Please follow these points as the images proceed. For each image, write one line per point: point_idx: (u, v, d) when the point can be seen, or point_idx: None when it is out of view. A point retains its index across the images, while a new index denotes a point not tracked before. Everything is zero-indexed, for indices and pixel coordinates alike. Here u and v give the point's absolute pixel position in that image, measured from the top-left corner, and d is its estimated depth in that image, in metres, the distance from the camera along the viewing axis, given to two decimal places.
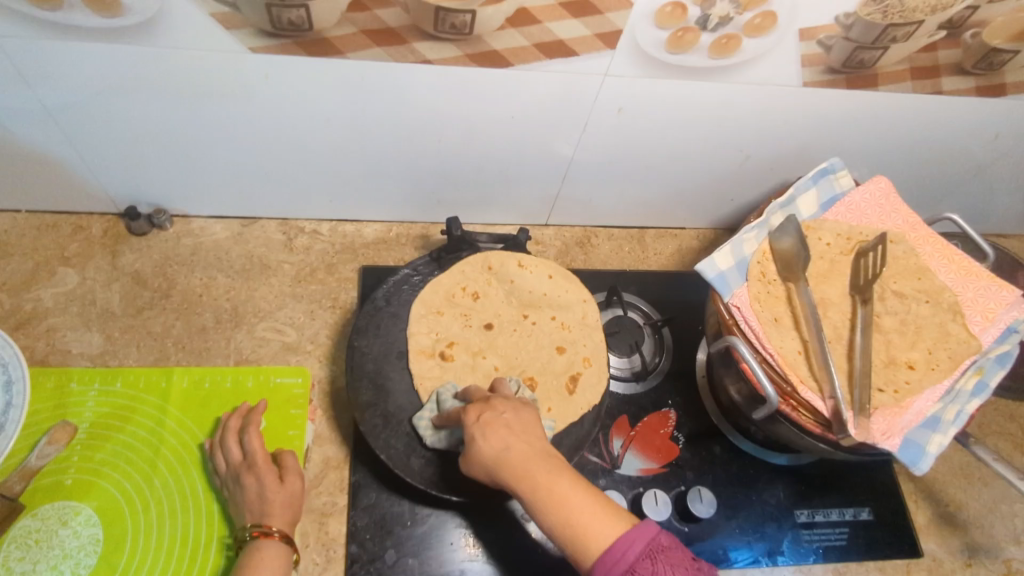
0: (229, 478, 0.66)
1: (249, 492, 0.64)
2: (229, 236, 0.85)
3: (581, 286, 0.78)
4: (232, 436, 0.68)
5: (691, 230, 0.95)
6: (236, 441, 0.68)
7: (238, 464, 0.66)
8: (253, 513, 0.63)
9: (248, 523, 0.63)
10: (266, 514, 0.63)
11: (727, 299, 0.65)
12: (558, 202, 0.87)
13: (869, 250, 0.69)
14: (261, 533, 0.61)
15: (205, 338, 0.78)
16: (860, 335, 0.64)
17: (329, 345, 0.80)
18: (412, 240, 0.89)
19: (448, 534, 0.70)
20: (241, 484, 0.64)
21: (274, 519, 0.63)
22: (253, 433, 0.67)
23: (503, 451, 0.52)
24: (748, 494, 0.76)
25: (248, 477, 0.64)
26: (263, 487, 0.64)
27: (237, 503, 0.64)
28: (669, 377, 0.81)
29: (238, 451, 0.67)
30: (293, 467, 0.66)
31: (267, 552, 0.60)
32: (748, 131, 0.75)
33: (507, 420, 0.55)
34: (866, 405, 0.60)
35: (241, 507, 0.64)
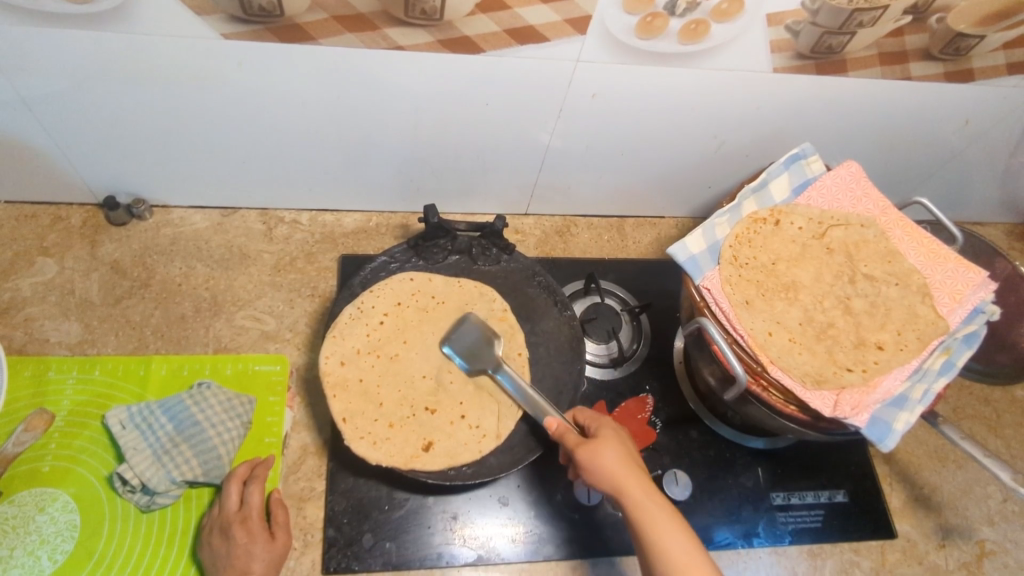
0: (218, 525, 0.64)
1: (235, 547, 0.62)
2: (209, 225, 0.85)
3: (506, 266, 0.78)
4: (235, 483, 0.66)
5: (671, 219, 0.96)
6: (239, 488, 0.66)
7: (232, 513, 0.64)
8: (235, 569, 0.62)
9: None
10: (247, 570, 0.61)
11: (698, 282, 0.66)
12: (537, 191, 0.88)
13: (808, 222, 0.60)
14: None
15: (184, 326, 0.78)
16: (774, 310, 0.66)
17: (308, 332, 0.80)
18: (392, 230, 0.89)
19: (426, 518, 0.70)
20: (230, 538, 0.63)
21: None
22: (256, 485, 0.66)
23: (602, 468, 0.57)
24: (724, 477, 0.77)
25: (239, 533, 0.63)
26: (253, 545, 0.63)
27: (217, 555, 0.63)
28: (647, 363, 0.82)
29: (236, 500, 0.65)
30: (285, 523, 0.66)
31: None
32: (723, 121, 0.76)
33: (607, 439, 0.60)
34: (756, 363, 0.62)
35: (220, 563, 0.62)
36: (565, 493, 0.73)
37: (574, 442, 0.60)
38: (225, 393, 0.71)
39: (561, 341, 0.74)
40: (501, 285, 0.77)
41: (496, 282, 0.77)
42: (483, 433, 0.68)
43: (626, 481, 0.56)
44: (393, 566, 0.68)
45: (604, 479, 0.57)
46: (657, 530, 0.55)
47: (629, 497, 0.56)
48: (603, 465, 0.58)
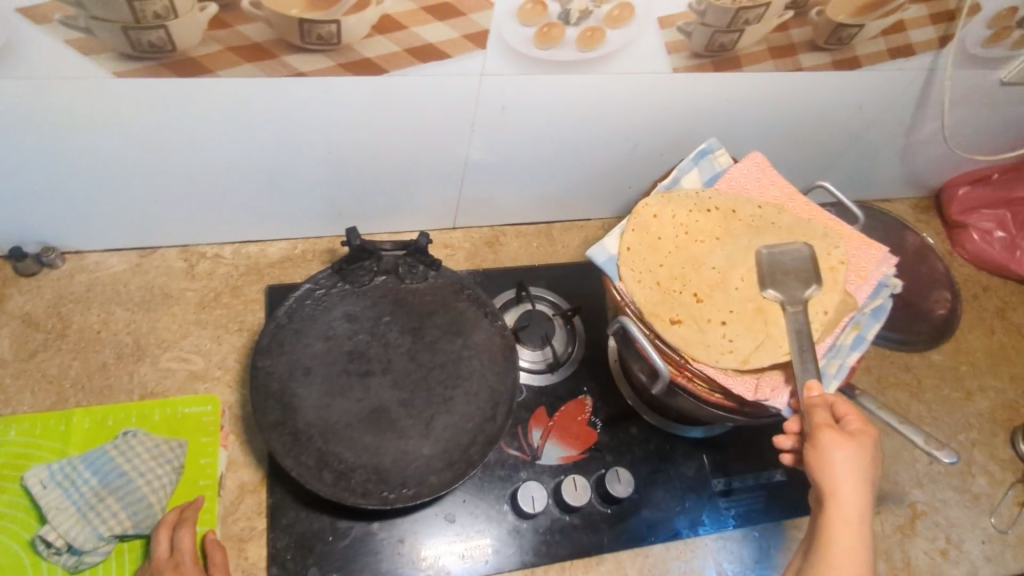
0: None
1: None
2: (127, 268, 0.82)
3: (436, 280, 0.78)
4: (164, 529, 0.63)
5: (598, 221, 0.98)
6: (168, 534, 0.63)
7: (163, 560, 0.62)
8: None
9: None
10: None
11: (616, 282, 0.68)
12: (462, 204, 0.88)
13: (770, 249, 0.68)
14: None
15: (106, 375, 0.75)
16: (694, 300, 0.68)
17: (238, 369, 0.78)
18: (319, 255, 0.88)
19: (373, 545, 0.69)
20: None
21: None
22: (186, 528, 0.63)
23: (835, 464, 0.52)
24: (667, 469, 0.78)
25: None
26: None
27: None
28: (583, 364, 0.83)
29: (167, 546, 0.63)
30: (223, 563, 0.64)
31: None
32: (633, 122, 0.78)
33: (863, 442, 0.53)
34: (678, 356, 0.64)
35: None
36: (511, 503, 0.73)
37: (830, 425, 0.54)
38: (152, 440, 0.69)
39: (494, 350, 0.75)
40: (432, 300, 0.77)
41: (426, 297, 0.77)
42: (428, 430, 0.70)
43: (844, 485, 0.51)
44: None
45: (830, 476, 0.52)
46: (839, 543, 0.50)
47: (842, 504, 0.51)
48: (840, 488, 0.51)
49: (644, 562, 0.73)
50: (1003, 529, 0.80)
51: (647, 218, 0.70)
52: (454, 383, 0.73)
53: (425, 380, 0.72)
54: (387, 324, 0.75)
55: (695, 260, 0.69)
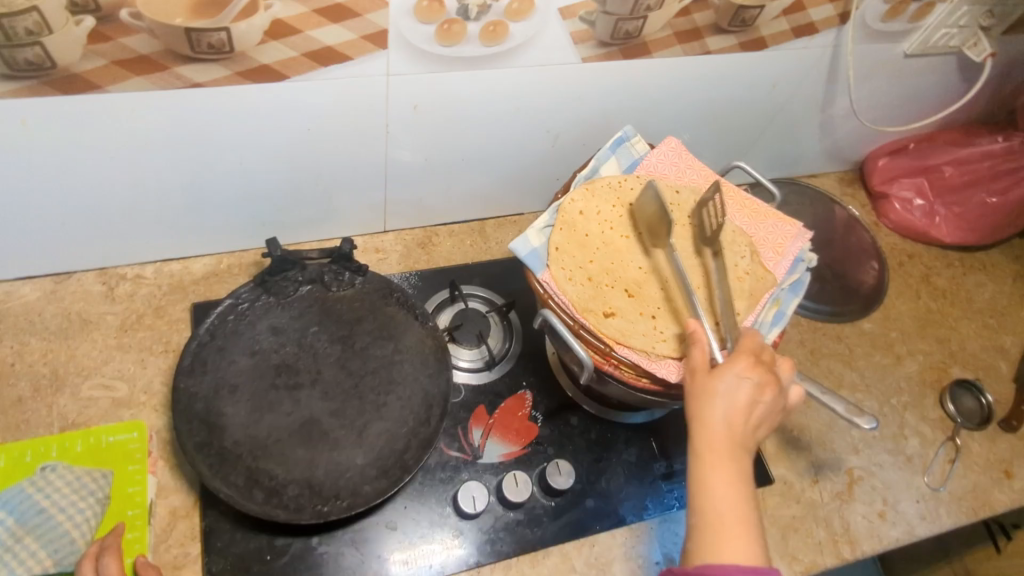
0: None
1: None
2: (41, 295, 0.79)
3: (364, 287, 0.77)
4: (88, 560, 0.60)
5: (530, 214, 0.97)
6: (93, 565, 0.61)
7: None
8: None
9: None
10: None
11: (539, 275, 0.67)
12: (389, 206, 0.87)
13: (708, 201, 0.70)
14: None
15: (23, 409, 0.72)
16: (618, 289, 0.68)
17: (164, 392, 0.76)
18: (246, 268, 0.86)
19: (312, 560, 0.68)
20: None
21: None
22: (112, 556, 0.61)
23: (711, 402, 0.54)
24: (609, 457, 0.79)
25: None
26: None
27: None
28: (521, 359, 0.83)
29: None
30: None
31: None
32: (550, 115, 0.79)
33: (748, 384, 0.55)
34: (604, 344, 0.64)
35: None
36: (453, 505, 0.73)
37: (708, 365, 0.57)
38: (74, 471, 0.67)
39: (426, 352, 0.74)
40: (362, 307, 0.76)
41: (355, 304, 0.76)
42: (360, 441, 0.68)
43: (712, 421, 0.54)
44: None
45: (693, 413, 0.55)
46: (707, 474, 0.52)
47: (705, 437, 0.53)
48: (706, 408, 0.54)
49: (591, 551, 0.73)
50: (937, 487, 0.83)
51: (574, 214, 0.71)
52: (386, 389, 0.72)
53: (356, 388, 0.71)
54: (315, 336, 0.74)
55: (621, 255, 0.71)
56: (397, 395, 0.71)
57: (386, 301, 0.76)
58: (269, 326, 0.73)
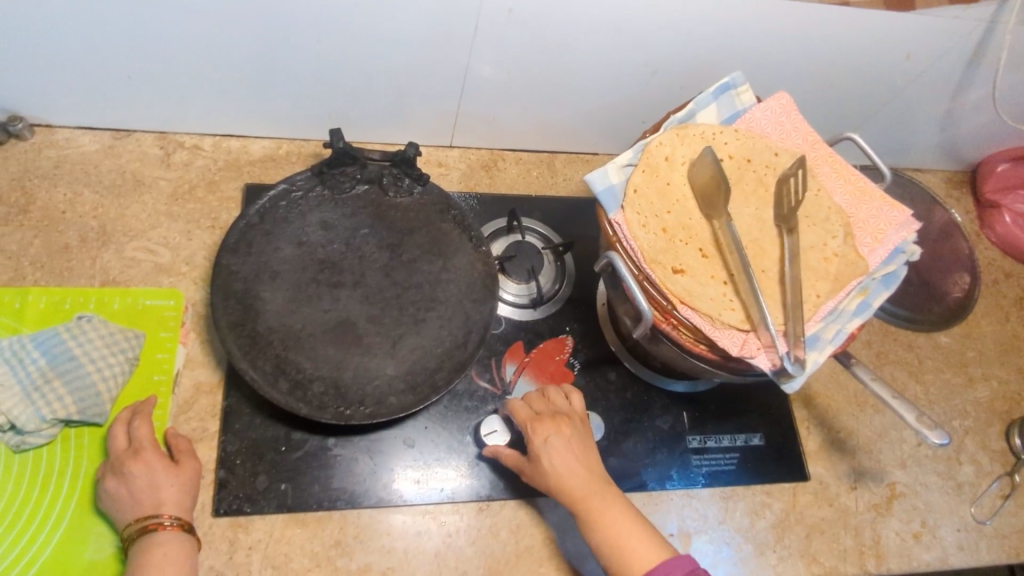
0: (110, 466, 0.60)
1: (135, 481, 0.59)
2: (99, 149, 0.78)
3: (423, 199, 0.73)
4: (120, 423, 0.62)
5: (605, 156, 0.91)
6: (126, 428, 0.62)
7: (121, 452, 0.61)
8: (142, 504, 0.59)
9: (134, 518, 0.58)
10: (159, 502, 0.59)
11: (611, 215, 0.62)
12: (460, 119, 0.82)
13: (790, 174, 0.64)
14: (155, 523, 0.57)
15: (67, 257, 0.72)
16: (693, 245, 0.63)
17: (206, 267, 0.74)
18: (304, 159, 0.83)
19: (324, 460, 0.67)
20: (125, 475, 0.59)
21: (169, 506, 0.59)
22: (142, 419, 0.62)
23: (562, 468, 0.60)
24: (642, 420, 0.75)
25: (134, 465, 0.60)
26: (155, 475, 0.60)
27: (118, 495, 0.59)
28: (569, 304, 0.79)
29: (126, 439, 0.62)
30: (187, 450, 0.63)
31: (167, 542, 0.57)
32: (651, 49, 0.72)
33: (566, 439, 0.62)
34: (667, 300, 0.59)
35: (125, 502, 0.59)
36: (474, 435, 0.70)
37: (539, 433, 0.62)
38: (108, 327, 0.66)
39: (475, 277, 0.70)
40: (416, 219, 0.72)
41: (410, 214, 0.72)
42: (393, 352, 0.66)
43: (580, 478, 0.60)
44: (287, 508, 0.65)
45: (558, 478, 0.60)
46: (604, 526, 0.58)
47: (580, 491, 0.60)
48: (562, 471, 0.61)
49: None
50: (982, 520, 0.77)
51: (659, 158, 0.65)
52: (428, 306, 0.69)
53: (398, 299, 0.69)
54: (364, 238, 0.71)
55: (702, 211, 0.64)
56: (439, 314, 0.68)
57: (442, 215, 0.73)
58: (319, 221, 0.70)
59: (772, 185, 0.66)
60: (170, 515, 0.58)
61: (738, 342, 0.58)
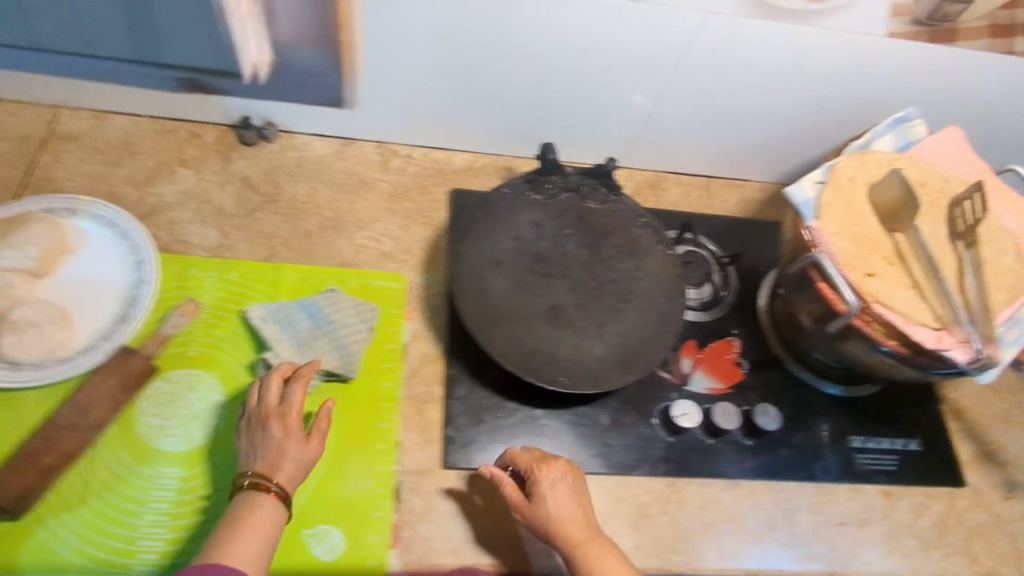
0: (255, 416, 0.65)
1: (270, 439, 0.63)
2: (330, 152, 0.90)
3: (616, 208, 0.83)
4: (277, 378, 0.67)
5: (756, 183, 1.00)
6: (280, 384, 0.67)
7: (270, 407, 0.65)
8: (266, 462, 0.63)
9: (252, 468, 0.62)
10: (276, 467, 0.62)
11: (809, 222, 0.71)
12: (637, 143, 0.92)
13: (964, 199, 0.72)
14: (260, 484, 0.61)
15: (310, 241, 0.84)
16: (880, 253, 0.70)
17: (423, 257, 0.85)
18: (497, 170, 0.94)
19: (534, 426, 0.77)
20: (266, 429, 0.64)
21: (282, 474, 0.62)
22: (300, 384, 0.66)
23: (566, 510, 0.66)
24: (806, 418, 0.83)
25: (275, 425, 0.64)
26: (286, 441, 0.64)
27: (253, 444, 0.64)
28: (734, 310, 0.87)
29: (275, 394, 0.66)
30: (323, 430, 0.67)
31: (261, 509, 0.60)
32: (825, 86, 0.83)
33: (574, 484, 0.68)
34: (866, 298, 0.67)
35: (252, 451, 0.64)
36: (661, 417, 0.79)
37: (546, 475, 0.68)
38: (354, 300, 0.77)
39: (666, 277, 0.79)
40: (610, 223, 0.82)
41: (607, 219, 0.82)
42: (600, 335, 0.75)
43: (579, 524, 0.65)
44: None
45: (566, 521, 0.65)
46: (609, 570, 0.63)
47: (574, 535, 0.65)
48: (568, 515, 0.66)
49: (778, 495, 0.78)
50: None
51: (843, 178, 0.73)
52: (625, 298, 0.78)
53: (599, 291, 0.78)
54: (568, 237, 0.81)
55: (888, 223, 0.73)
56: (636, 305, 0.77)
57: (634, 221, 0.83)
58: (532, 220, 0.81)
59: (944, 207, 0.73)
60: (278, 484, 0.62)
61: (934, 332, 0.66)
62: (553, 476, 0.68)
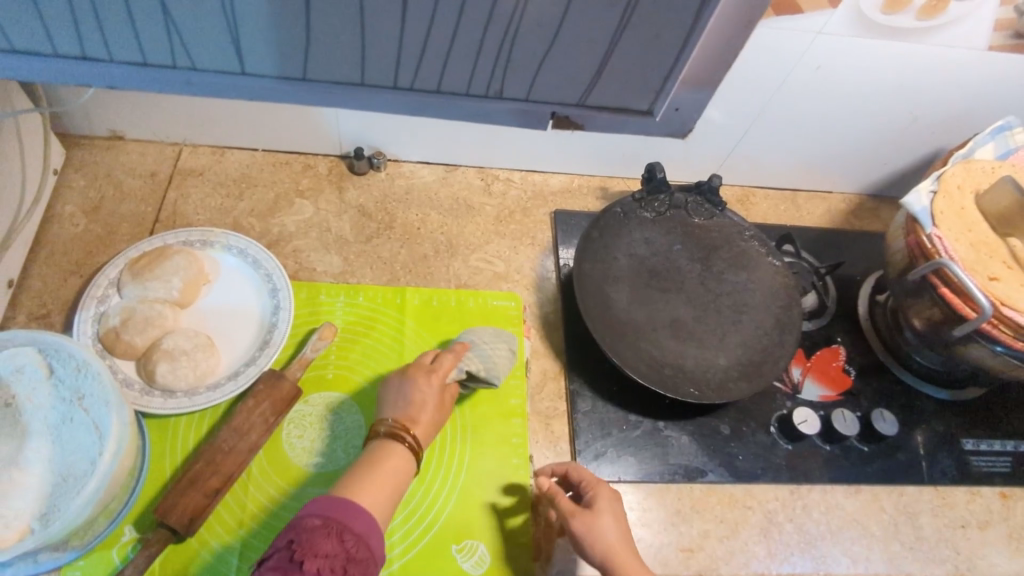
0: (405, 371, 0.70)
1: (415, 391, 0.67)
2: (436, 178, 0.94)
3: (721, 222, 0.86)
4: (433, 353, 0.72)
5: (839, 195, 1.04)
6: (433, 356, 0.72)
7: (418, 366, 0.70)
8: (405, 408, 0.66)
9: (393, 417, 0.65)
10: (414, 418, 0.66)
11: (929, 229, 0.73)
12: (728, 160, 0.95)
13: None
14: (395, 430, 0.64)
15: (427, 264, 0.87)
16: (998, 259, 0.73)
17: (533, 276, 0.89)
18: (593, 191, 0.98)
19: (658, 438, 0.78)
20: (412, 383, 0.68)
21: (420, 424, 0.66)
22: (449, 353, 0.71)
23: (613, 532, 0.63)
24: (918, 422, 0.84)
25: (422, 378, 0.68)
26: (428, 396, 0.67)
27: (397, 392, 0.68)
28: (836, 317, 0.90)
29: (429, 359, 0.71)
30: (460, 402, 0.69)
31: (392, 453, 0.62)
32: (919, 99, 0.86)
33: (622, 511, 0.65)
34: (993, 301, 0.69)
35: (396, 399, 0.67)
36: (778, 426, 0.81)
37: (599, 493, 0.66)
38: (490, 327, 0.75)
39: (778, 287, 0.82)
40: (717, 237, 0.85)
41: (713, 234, 0.85)
42: (721, 346, 0.77)
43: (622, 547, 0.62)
44: (636, 477, 0.75)
45: (612, 544, 0.62)
46: None
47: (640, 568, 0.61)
48: (610, 535, 0.63)
49: (899, 499, 0.79)
50: None
51: (955, 187, 0.76)
52: (741, 310, 0.80)
53: (715, 304, 0.80)
54: (678, 252, 0.83)
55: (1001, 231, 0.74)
56: (753, 315, 0.80)
57: (740, 235, 0.86)
58: (644, 236, 0.84)
59: None
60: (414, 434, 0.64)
61: None
62: (605, 497, 0.66)
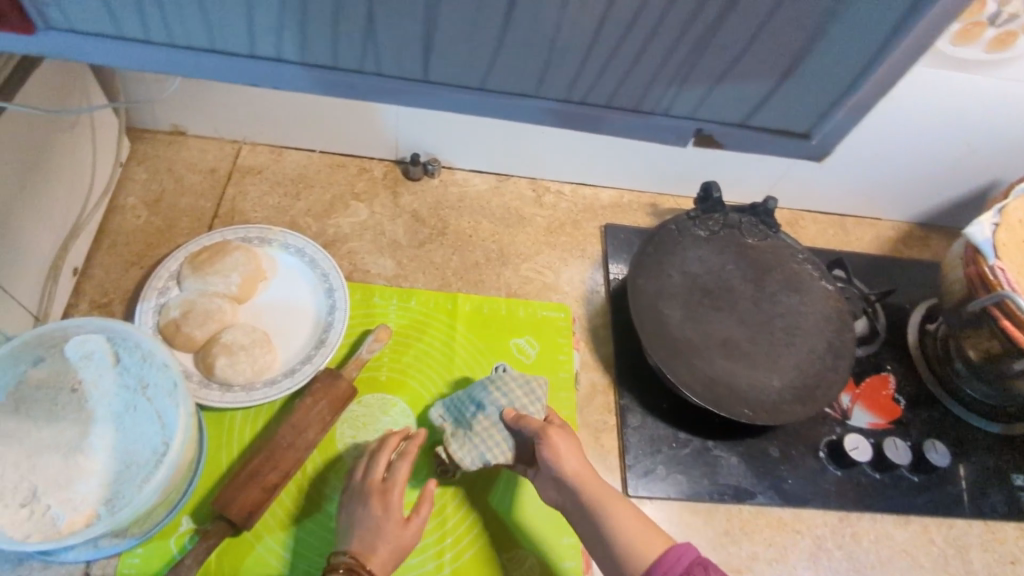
0: (358, 489, 0.65)
1: (364, 517, 0.63)
2: (489, 188, 0.95)
3: (773, 244, 0.86)
4: (384, 451, 0.67)
5: (887, 222, 1.04)
6: (387, 457, 0.67)
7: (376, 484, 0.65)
8: (361, 541, 0.62)
9: (349, 550, 0.61)
10: (370, 547, 0.61)
11: (992, 260, 0.73)
12: (780, 182, 0.96)
13: None
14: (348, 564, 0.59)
15: (479, 272, 0.88)
16: None
17: (582, 289, 0.89)
18: (642, 207, 0.98)
19: (707, 457, 0.78)
20: (365, 505, 0.63)
21: (376, 557, 0.61)
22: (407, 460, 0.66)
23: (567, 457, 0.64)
24: (968, 455, 0.83)
25: (377, 502, 0.63)
26: (383, 522, 0.62)
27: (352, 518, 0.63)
28: (885, 345, 0.89)
29: (383, 468, 0.66)
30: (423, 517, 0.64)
31: None
32: (980, 130, 0.86)
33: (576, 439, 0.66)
34: None
35: (351, 527, 0.63)
36: (827, 451, 0.80)
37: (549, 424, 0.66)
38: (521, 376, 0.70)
39: (831, 311, 0.82)
40: (770, 258, 0.85)
41: (766, 255, 0.85)
42: (775, 368, 0.77)
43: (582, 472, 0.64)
44: (684, 496, 0.75)
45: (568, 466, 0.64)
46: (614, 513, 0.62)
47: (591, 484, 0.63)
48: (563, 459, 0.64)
49: (949, 531, 0.78)
50: None
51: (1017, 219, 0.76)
52: (794, 332, 0.80)
53: (767, 325, 0.80)
54: (731, 270, 0.84)
55: None
56: (806, 337, 0.79)
57: (793, 258, 0.86)
58: (697, 254, 0.84)
59: None
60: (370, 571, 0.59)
61: None
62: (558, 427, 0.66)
